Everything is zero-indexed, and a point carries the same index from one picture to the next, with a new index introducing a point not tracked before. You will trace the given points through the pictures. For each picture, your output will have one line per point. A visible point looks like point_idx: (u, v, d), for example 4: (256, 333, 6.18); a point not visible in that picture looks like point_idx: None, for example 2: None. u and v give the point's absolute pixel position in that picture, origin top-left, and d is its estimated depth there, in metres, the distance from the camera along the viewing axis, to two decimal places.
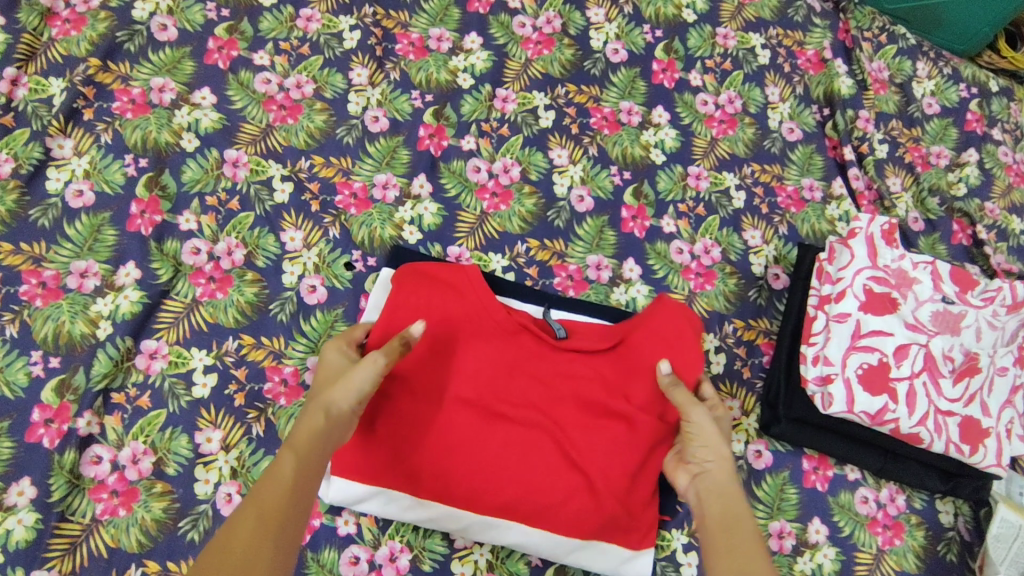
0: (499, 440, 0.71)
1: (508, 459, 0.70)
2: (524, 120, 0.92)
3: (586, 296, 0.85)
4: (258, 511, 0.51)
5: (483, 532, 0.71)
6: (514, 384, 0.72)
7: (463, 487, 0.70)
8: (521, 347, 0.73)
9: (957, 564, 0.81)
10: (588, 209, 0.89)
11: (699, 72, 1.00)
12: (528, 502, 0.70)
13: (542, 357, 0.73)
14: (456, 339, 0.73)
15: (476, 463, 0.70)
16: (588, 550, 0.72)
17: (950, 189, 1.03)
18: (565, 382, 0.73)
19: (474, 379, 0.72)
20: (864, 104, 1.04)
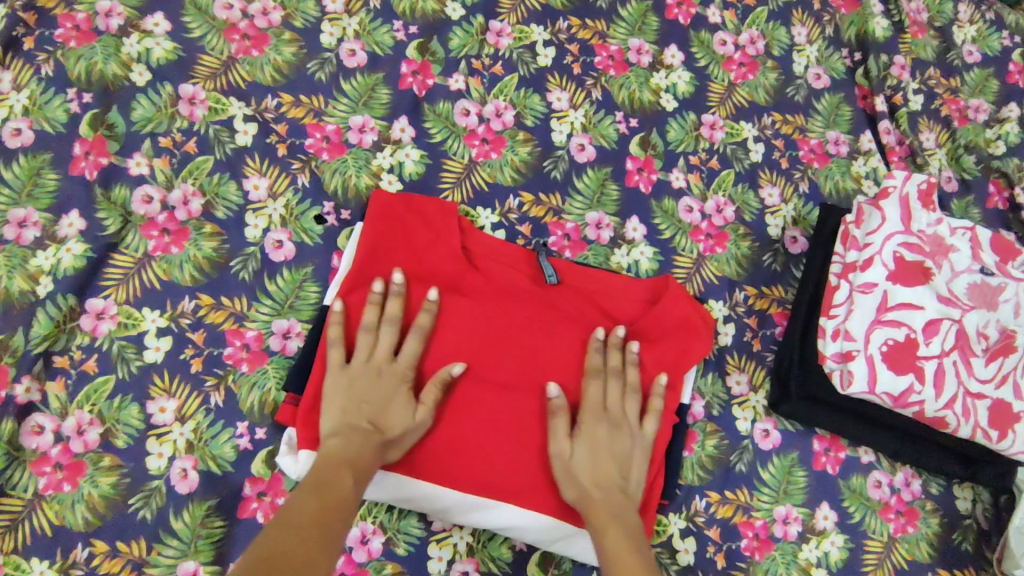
0: (494, 409, 0.66)
1: (501, 429, 0.66)
2: (520, 58, 0.82)
3: (583, 257, 0.77)
4: (318, 500, 0.52)
5: (466, 514, 0.65)
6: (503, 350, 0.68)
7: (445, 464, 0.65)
8: (507, 307, 0.70)
9: (972, 554, 0.76)
10: (589, 159, 0.80)
11: (719, 7, 0.89)
12: (517, 479, 0.66)
13: (532, 325, 0.70)
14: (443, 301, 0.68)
15: (467, 436, 0.65)
16: (578, 538, 0.66)
17: (987, 146, 0.93)
18: (554, 349, 0.69)
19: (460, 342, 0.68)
20: (899, 49, 0.93)
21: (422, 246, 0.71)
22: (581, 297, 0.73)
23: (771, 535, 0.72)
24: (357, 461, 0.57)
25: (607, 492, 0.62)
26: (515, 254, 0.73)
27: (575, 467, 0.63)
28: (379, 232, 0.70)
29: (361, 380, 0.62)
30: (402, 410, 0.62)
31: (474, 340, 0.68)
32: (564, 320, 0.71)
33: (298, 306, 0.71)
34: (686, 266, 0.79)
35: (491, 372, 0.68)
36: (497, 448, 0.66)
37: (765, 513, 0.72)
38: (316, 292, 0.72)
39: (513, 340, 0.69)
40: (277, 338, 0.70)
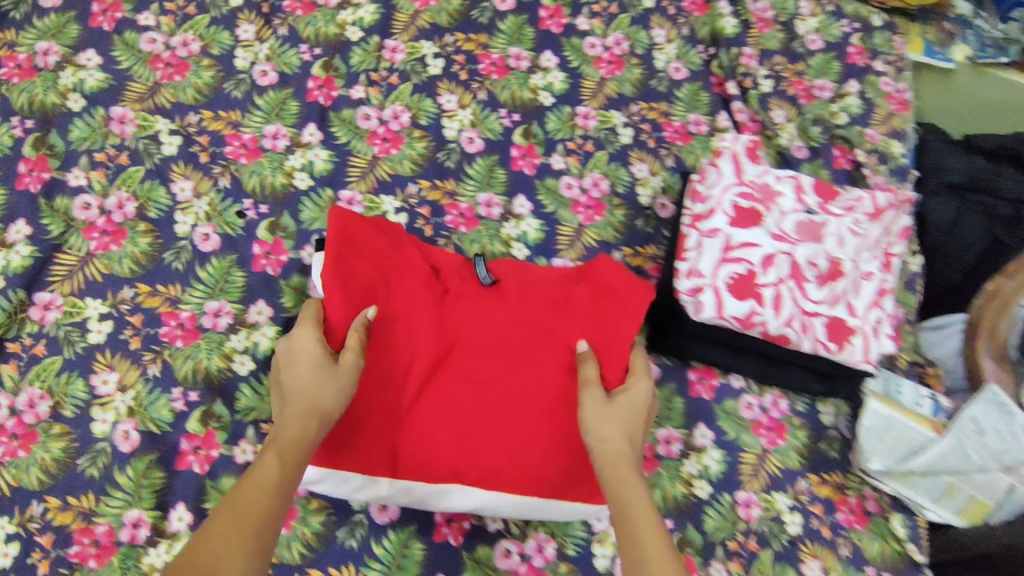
0: (456, 401, 0.76)
1: (461, 418, 0.76)
2: (413, 68, 0.95)
3: (476, 232, 0.89)
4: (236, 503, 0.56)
5: (439, 501, 0.74)
6: (465, 346, 0.79)
7: (419, 456, 0.75)
8: (454, 310, 0.80)
9: (840, 459, 0.89)
10: (478, 150, 0.93)
11: (587, 16, 1.03)
12: (487, 461, 0.75)
13: (482, 321, 0.80)
14: (399, 310, 0.78)
15: (433, 427, 0.75)
16: (552, 508, 0.75)
17: (833, 118, 1.07)
18: (503, 338, 0.79)
19: (422, 343, 0.77)
20: (747, 43, 1.07)
21: (378, 261, 0.79)
22: (523, 287, 0.81)
23: (655, 454, 0.85)
24: (299, 444, 0.63)
25: (617, 448, 0.68)
26: (459, 262, 0.83)
27: (607, 421, 0.70)
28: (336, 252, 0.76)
29: (300, 369, 0.68)
30: (326, 382, 0.68)
31: (431, 340, 0.77)
32: (507, 313, 0.80)
33: (227, 289, 0.82)
34: (568, 234, 0.91)
35: (456, 365, 0.78)
36: (470, 436, 0.75)
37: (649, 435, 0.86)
38: (242, 277, 0.83)
39: (470, 336, 0.79)
40: (209, 317, 0.80)
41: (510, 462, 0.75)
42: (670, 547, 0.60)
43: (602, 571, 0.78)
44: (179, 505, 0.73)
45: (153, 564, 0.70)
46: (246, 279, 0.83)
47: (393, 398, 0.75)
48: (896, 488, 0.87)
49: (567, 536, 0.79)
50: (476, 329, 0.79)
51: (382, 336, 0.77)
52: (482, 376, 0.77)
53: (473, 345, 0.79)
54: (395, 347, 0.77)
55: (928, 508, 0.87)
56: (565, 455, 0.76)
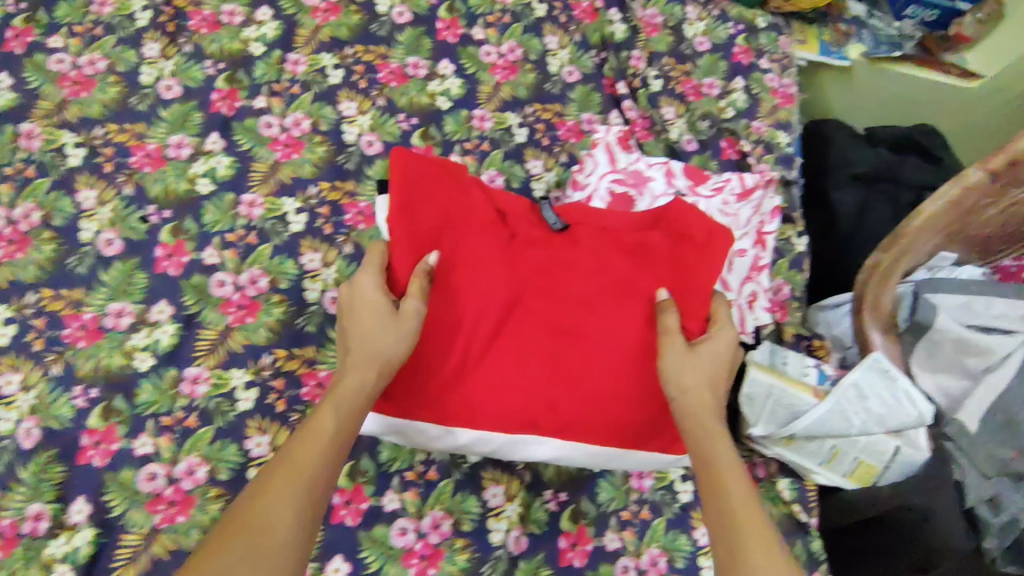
0: (531, 354, 0.78)
1: (539, 371, 0.78)
2: (313, 79, 1.01)
3: (375, 229, 0.93)
4: (294, 467, 0.64)
5: (513, 451, 0.79)
6: (539, 295, 0.80)
7: (497, 409, 0.78)
8: (518, 256, 0.80)
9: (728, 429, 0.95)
10: (378, 152, 0.98)
11: (481, 27, 1.10)
12: (565, 413, 0.78)
13: (555, 272, 0.80)
14: (470, 259, 0.79)
15: (513, 382, 0.78)
16: (630, 458, 0.81)
17: (721, 112, 1.14)
18: (579, 292, 0.80)
19: (501, 294, 0.79)
20: (637, 46, 1.16)
21: (447, 204, 0.81)
22: (588, 231, 0.82)
23: None
24: (362, 399, 0.71)
25: (696, 397, 0.73)
26: (526, 206, 0.84)
27: (686, 373, 0.74)
28: (402, 200, 0.79)
29: (369, 322, 0.73)
30: (388, 331, 0.72)
31: (505, 291, 0.79)
32: (583, 266, 0.81)
33: (130, 291, 0.86)
34: None
35: (533, 318, 0.79)
36: (549, 388, 0.78)
37: None
38: (144, 279, 0.87)
39: (540, 287, 0.80)
40: (111, 317, 0.85)
41: (587, 413, 0.78)
42: (755, 507, 0.66)
43: (496, 544, 0.81)
44: (79, 499, 0.76)
45: (55, 555, 0.73)
46: (149, 280, 0.87)
47: (466, 352, 0.78)
48: (778, 453, 0.93)
49: (463, 513, 0.82)
50: (552, 276, 0.80)
51: (453, 285, 0.79)
52: (562, 323, 0.79)
53: (546, 293, 0.80)
54: (468, 299, 0.78)
55: (814, 470, 0.93)
56: (645, 407, 0.79)
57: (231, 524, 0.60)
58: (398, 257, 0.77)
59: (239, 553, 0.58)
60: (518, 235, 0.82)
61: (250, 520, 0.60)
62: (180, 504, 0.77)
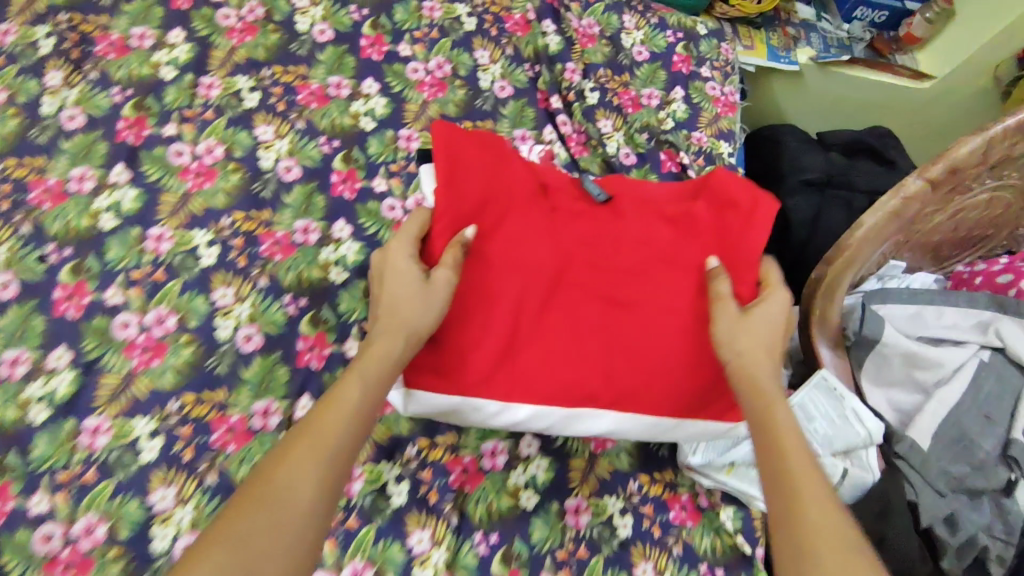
0: (583, 323, 0.81)
1: (591, 338, 0.80)
2: (227, 103, 0.95)
3: (293, 259, 0.88)
4: (309, 437, 0.61)
5: (570, 427, 0.79)
6: (585, 265, 0.83)
7: (552, 381, 0.79)
8: (561, 226, 0.85)
9: (669, 458, 0.90)
10: (296, 178, 0.93)
11: (408, 43, 1.06)
12: (619, 382, 0.79)
13: (596, 243, 0.84)
14: (514, 233, 0.83)
15: (570, 351, 0.80)
16: (687, 429, 0.81)
17: (659, 124, 1.12)
18: (624, 262, 0.83)
19: (549, 267, 0.82)
20: (572, 58, 1.12)
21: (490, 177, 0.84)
22: (635, 203, 0.88)
23: (480, 468, 0.84)
24: (389, 365, 0.69)
25: (750, 362, 0.71)
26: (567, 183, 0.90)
27: (739, 332, 0.73)
28: (446, 172, 0.82)
29: (402, 293, 0.72)
30: (425, 301, 0.72)
31: (551, 261, 0.82)
32: (628, 237, 0.85)
33: (27, 337, 0.81)
34: None
35: (597, 287, 0.82)
36: (599, 356, 0.79)
37: (473, 450, 0.85)
38: (42, 323, 0.82)
39: (581, 257, 0.83)
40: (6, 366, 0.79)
41: (641, 381, 0.79)
42: (811, 463, 0.63)
43: None
44: None
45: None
46: (48, 324, 0.82)
47: (523, 321, 0.80)
48: (718, 483, 0.86)
49: (386, 562, 0.77)
50: (597, 246, 0.84)
51: (502, 256, 0.81)
52: (615, 294, 0.82)
53: (591, 261, 0.83)
54: (521, 268, 0.81)
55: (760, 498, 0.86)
56: (694, 377, 0.79)
57: (247, 491, 0.57)
58: (440, 230, 0.79)
59: (256, 521, 0.54)
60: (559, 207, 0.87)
61: (267, 486, 0.56)
62: (76, 568, 0.71)
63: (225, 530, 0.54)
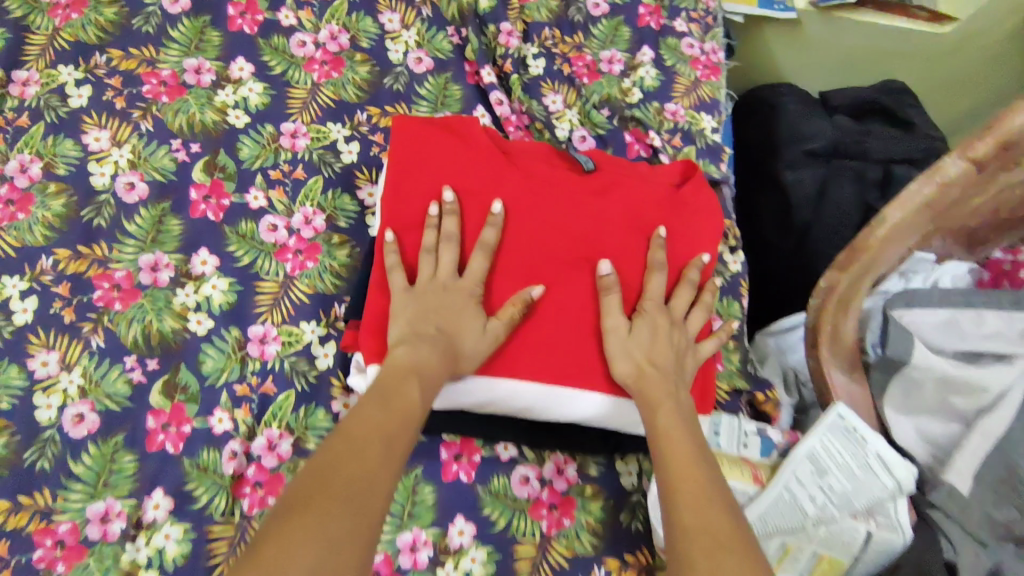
0: (565, 305, 0.65)
1: (574, 323, 0.65)
2: (47, 103, 0.74)
3: (138, 307, 0.67)
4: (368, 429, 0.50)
5: (542, 412, 0.65)
6: (558, 244, 0.67)
7: (516, 367, 0.64)
8: (537, 197, 0.68)
9: (645, 534, 0.69)
10: (141, 197, 0.72)
11: (291, 8, 0.84)
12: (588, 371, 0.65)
13: (577, 218, 0.68)
14: (477, 212, 0.67)
15: (556, 335, 0.65)
16: None
17: (624, 96, 0.90)
18: (605, 240, 0.67)
19: (512, 246, 0.66)
20: (507, 17, 0.89)
21: (450, 149, 0.69)
22: (619, 176, 0.71)
23: (396, 568, 0.64)
24: (424, 366, 0.57)
25: (641, 372, 0.61)
26: (542, 152, 0.73)
27: (633, 344, 0.62)
28: (397, 165, 0.69)
29: (466, 316, 0.61)
30: (471, 323, 0.61)
31: (522, 241, 0.66)
32: (614, 209, 0.68)
33: None
34: (271, 291, 0.71)
35: (568, 269, 0.66)
36: (567, 341, 0.65)
37: (387, 544, 0.64)
38: None
39: (555, 235, 0.67)
40: None
41: None
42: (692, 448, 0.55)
43: None
44: None
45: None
46: None
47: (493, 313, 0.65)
48: None
49: None
50: (572, 223, 0.67)
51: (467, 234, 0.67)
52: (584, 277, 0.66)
53: (564, 240, 0.67)
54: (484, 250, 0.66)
55: None
56: None
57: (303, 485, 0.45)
58: (394, 208, 0.67)
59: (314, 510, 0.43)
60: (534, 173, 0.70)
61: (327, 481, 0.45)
62: None
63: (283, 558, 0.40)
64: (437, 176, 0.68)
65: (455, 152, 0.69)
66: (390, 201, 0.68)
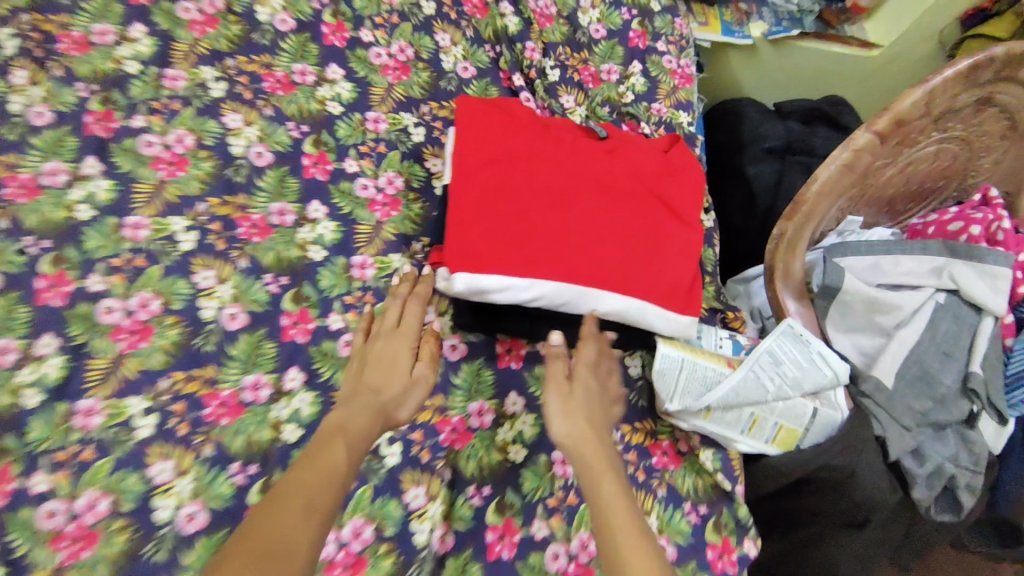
0: (595, 227, 0.88)
1: (601, 238, 0.87)
2: (194, 93, 0.97)
3: (271, 240, 0.91)
4: (301, 490, 0.59)
5: (583, 303, 0.85)
6: (587, 183, 0.91)
7: (565, 267, 0.85)
8: (568, 151, 0.93)
9: (649, 407, 0.95)
10: (267, 163, 0.95)
11: (369, 28, 1.09)
12: (615, 272, 0.87)
13: (596, 169, 0.92)
14: (526, 159, 0.90)
15: (591, 245, 0.87)
16: (668, 314, 0.89)
17: (620, 97, 1.17)
18: (619, 182, 0.92)
19: (555, 183, 0.90)
20: (530, 38, 1.17)
21: (501, 118, 0.94)
22: (623, 144, 0.98)
23: (468, 427, 0.87)
24: (349, 428, 0.67)
25: (581, 437, 0.70)
26: (565, 125, 0.98)
27: (571, 411, 0.72)
28: (463, 129, 0.92)
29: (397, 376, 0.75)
30: (400, 371, 0.76)
31: (558, 182, 0.90)
32: (623, 164, 0.95)
33: (11, 327, 0.79)
34: (366, 232, 0.95)
35: (596, 200, 0.90)
36: (599, 250, 0.87)
37: (460, 410, 0.88)
38: (27, 312, 0.80)
39: (584, 177, 0.91)
40: None
41: (635, 272, 0.88)
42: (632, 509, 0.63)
43: (421, 545, 0.80)
44: None
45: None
46: (34, 314, 0.80)
47: (540, 230, 0.86)
48: (696, 426, 0.91)
49: (385, 518, 0.80)
50: (596, 170, 0.92)
51: (516, 178, 0.89)
52: (607, 207, 0.90)
53: (591, 181, 0.91)
54: (535, 185, 0.89)
55: (734, 438, 0.92)
56: (672, 274, 0.91)
57: (244, 539, 0.53)
58: (464, 156, 0.90)
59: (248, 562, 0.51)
60: (563, 138, 0.95)
61: (256, 537, 0.53)
62: (82, 541, 0.72)
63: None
64: (494, 136, 0.92)
65: (505, 120, 0.93)
66: (459, 153, 0.91)
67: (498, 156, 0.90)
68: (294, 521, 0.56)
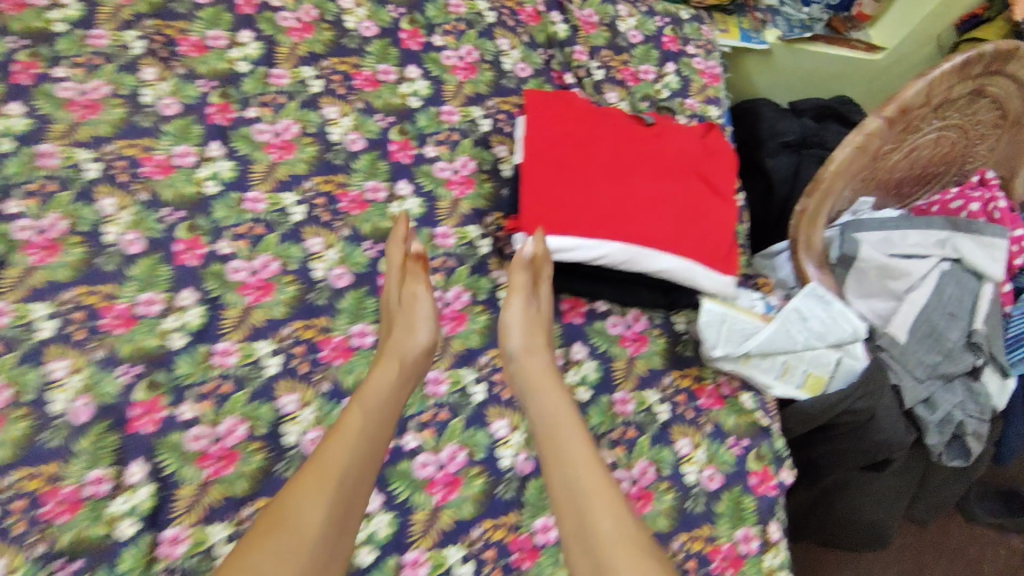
0: (647, 198, 1.03)
1: (652, 208, 1.02)
2: (296, 89, 1.12)
3: (368, 213, 1.06)
4: (325, 464, 0.70)
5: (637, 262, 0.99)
6: (638, 162, 1.06)
7: (621, 232, 0.99)
8: (621, 135, 1.08)
9: (694, 357, 1.09)
10: (361, 148, 1.10)
11: (440, 35, 1.25)
12: (664, 236, 1.01)
13: (645, 151, 1.07)
14: (587, 142, 1.05)
15: (643, 214, 1.01)
16: (710, 273, 1.03)
17: (657, 94, 1.32)
18: (666, 162, 1.07)
19: (611, 161, 1.04)
20: (578, 43, 1.33)
21: (563, 108, 1.09)
22: (667, 130, 1.13)
23: None
24: (365, 397, 0.77)
25: (534, 364, 0.84)
26: (617, 113, 1.13)
27: (523, 331, 0.87)
28: (532, 115, 1.07)
29: (399, 315, 0.88)
30: (397, 302, 0.90)
31: (613, 161, 1.04)
32: (669, 146, 1.10)
33: (156, 282, 0.93)
34: (446, 207, 1.09)
35: (647, 176, 1.05)
36: (650, 218, 1.01)
37: None
38: (168, 270, 0.94)
39: (636, 157, 1.06)
40: (142, 305, 0.90)
41: (681, 237, 1.02)
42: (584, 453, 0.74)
43: (506, 467, 0.93)
44: (135, 463, 0.82)
45: (118, 511, 0.79)
46: (174, 271, 0.94)
47: (601, 201, 1.01)
48: (735, 368, 1.05)
49: (475, 444, 0.93)
50: (646, 152, 1.07)
51: (578, 157, 1.04)
52: (656, 182, 1.05)
53: (641, 161, 1.06)
54: (595, 163, 1.04)
55: (767, 381, 1.07)
56: (712, 241, 1.05)
57: (268, 518, 0.66)
58: (534, 138, 1.05)
59: (280, 539, 0.64)
60: (616, 124, 1.10)
61: (284, 514, 0.66)
62: (225, 458, 0.85)
63: (255, 552, 0.63)
64: (558, 122, 1.07)
65: (568, 109, 1.09)
66: (530, 135, 1.05)
67: (563, 139, 1.05)
68: (315, 494, 0.68)
